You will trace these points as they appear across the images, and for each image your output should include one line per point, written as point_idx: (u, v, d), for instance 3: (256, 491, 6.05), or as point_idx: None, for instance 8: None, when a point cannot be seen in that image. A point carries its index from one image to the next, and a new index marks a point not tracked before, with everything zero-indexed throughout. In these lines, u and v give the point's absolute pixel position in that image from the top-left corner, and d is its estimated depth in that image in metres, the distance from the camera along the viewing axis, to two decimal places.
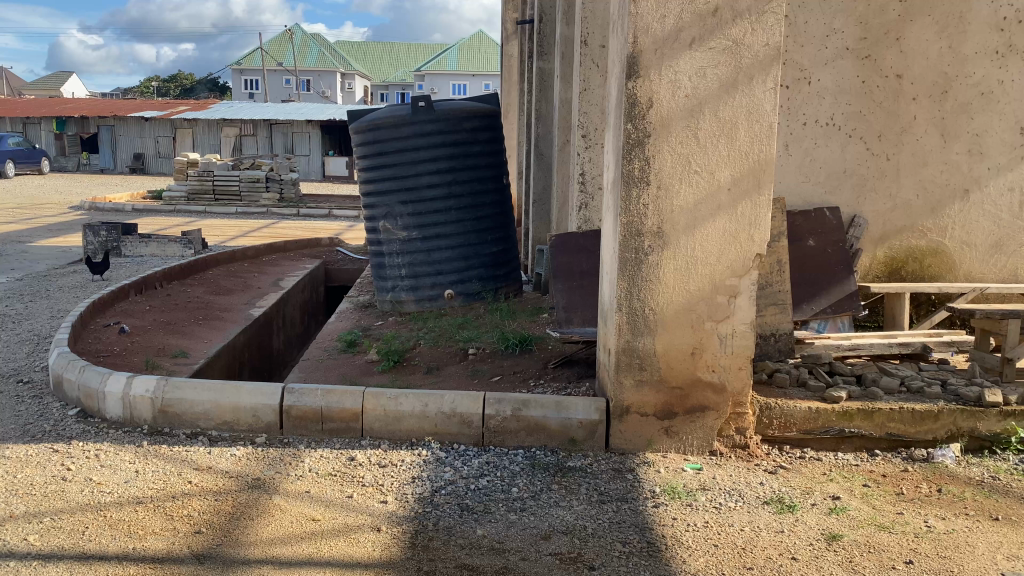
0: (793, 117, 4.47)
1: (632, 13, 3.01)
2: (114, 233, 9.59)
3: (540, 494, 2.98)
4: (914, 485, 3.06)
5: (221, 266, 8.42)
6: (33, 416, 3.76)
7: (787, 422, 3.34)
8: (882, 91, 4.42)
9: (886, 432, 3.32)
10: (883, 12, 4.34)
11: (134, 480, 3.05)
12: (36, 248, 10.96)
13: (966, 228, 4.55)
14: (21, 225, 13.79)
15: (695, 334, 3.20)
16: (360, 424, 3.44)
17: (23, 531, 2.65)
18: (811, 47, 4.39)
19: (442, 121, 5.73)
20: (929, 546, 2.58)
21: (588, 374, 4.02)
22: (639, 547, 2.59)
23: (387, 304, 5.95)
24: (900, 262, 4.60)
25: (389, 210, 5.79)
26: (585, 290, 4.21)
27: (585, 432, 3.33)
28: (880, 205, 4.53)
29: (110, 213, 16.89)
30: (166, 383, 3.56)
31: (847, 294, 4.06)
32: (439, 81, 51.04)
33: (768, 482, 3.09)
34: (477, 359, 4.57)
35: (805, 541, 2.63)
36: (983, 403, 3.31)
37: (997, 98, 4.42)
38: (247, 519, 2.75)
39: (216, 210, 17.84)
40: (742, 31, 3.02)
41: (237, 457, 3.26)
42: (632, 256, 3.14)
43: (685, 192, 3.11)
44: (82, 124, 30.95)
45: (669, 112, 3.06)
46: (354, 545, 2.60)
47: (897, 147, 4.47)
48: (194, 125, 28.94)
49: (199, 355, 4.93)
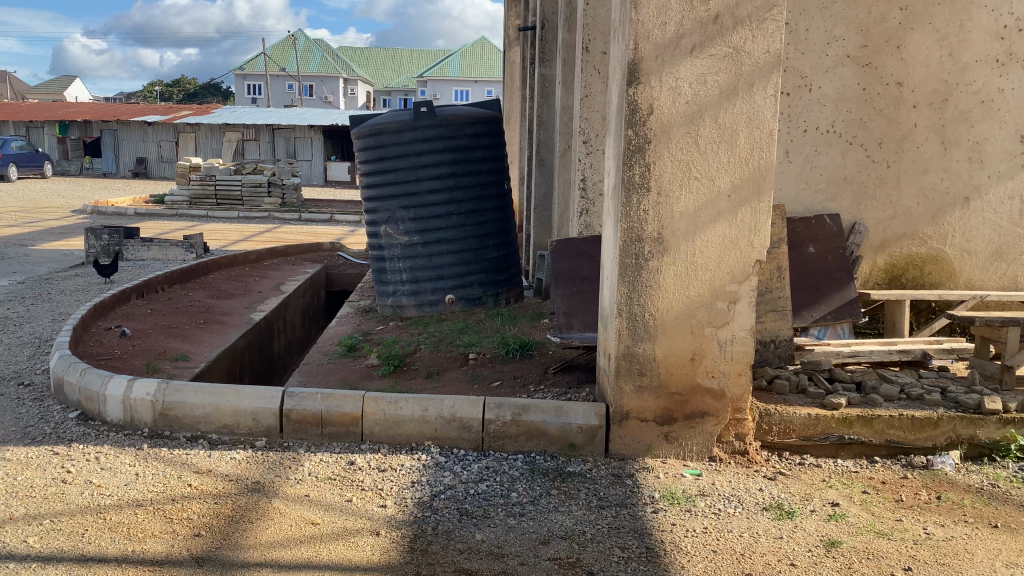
0: (794, 124, 4.48)
1: (633, 20, 3.03)
2: (116, 236, 9.62)
3: (539, 499, 2.98)
4: (913, 492, 3.05)
5: (223, 270, 8.44)
6: (34, 418, 3.78)
7: (787, 428, 3.35)
8: (882, 99, 4.43)
9: (885, 439, 3.32)
10: (884, 20, 4.35)
11: (134, 482, 3.05)
12: (39, 251, 11.02)
13: (966, 236, 4.56)
14: (24, 228, 13.84)
15: (694, 340, 3.21)
16: (360, 429, 3.45)
17: (23, 533, 2.66)
18: (811, 55, 4.41)
19: (444, 127, 5.75)
20: (928, 553, 2.58)
21: (588, 380, 4.03)
22: (638, 552, 2.60)
23: (387, 309, 5.95)
24: (900, 269, 4.60)
25: (390, 215, 5.80)
26: (585, 296, 4.21)
27: (585, 437, 3.34)
28: (880, 212, 4.54)
29: (112, 217, 16.93)
30: (166, 387, 3.57)
31: (847, 302, 4.08)
32: (441, 88, 51.21)
33: (768, 488, 3.09)
34: (477, 364, 4.57)
35: (803, 547, 2.63)
36: (983, 410, 3.30)
37: (997, 106, 4.43)
38: (247, 522, 2.75)
39: (218, 214, 17.91)
40: (743, 38, 3.04)
41: (237, 461, 3.27)
42: (633, 262, 3.14)
43: (685, 198, 3.12)
44: (87, 129, 31.09)
45: (669, 118, 3.07)
46: (353, 549, 2.60)
47: (898, 155, 4.48)
48: (197, 130, 29.04)
49: (200, 359, 4.94)
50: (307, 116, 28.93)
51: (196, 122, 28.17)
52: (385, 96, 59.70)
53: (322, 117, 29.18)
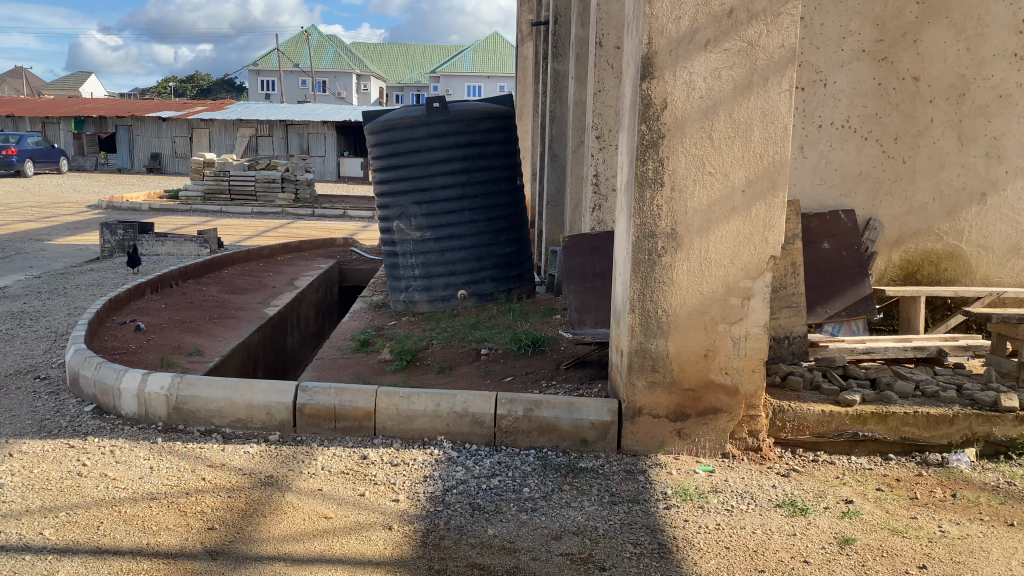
0: (808, 119, 4.45)
1: (648, 14, 3.02)
2: (131, 231, 9.78)
3: (551, 494, 2.98)
4: (928, 489, 3.03)
5: (237, 265, 8.48)
6: (50, 412, 3.81)
7: (800, 425, 3.33)
8: (898, 94, 4.39)
9: (900, 436, 3.30)
10: (900, 14, 4.31)
11: (149, 476, 3.08)
12: (55, 245, 11.12)
13: (983, 232, 4.52)
14: (39, 223, 13.93)
15: (707, 336, 3.19)
16: (373, 423, 3.46)
17: (40, 526, 2.68)
18: (827, 49, 4.37)
19: (456, 122, 5.74)
20: (943, 551, 2.56)
21: (600, 376, 4.03)
22: (650, 549, 2.59)
23: (400, 305, 5.96)
24: (916, 265, 4.56)
25: (403, 210, 5.81)
26: (597, 292, 4.20)
27: (597, 433, 3.33)
28: (896, 207, 4.50)
29: (127, 212, 17.05)
30: (181, 381, 3.59)
31: (862, 298, 4.03)
32: (453, 83, 51.18)
33: (781, 485, 3.07)
34: (489, 359, 4.58)
35: (817, 544, 2.61)
36: (1000, 407, 3.27)
37: (1015, 101, 4.38)
38: (261, 516, 2.77)
39: (232, 209, 18.00)
40: (758, 33, 3.02)
41: (251, 455, 3.29)
42: (646, 258, 3.14)
43: (699, 194, 3.10)
44: (100, 124, 31.26)
45: (683, 113, 3.06)
46: (366, 543, 2.61)
47: (914, 150, 4.44)
48: (210, 126, 29.22)
49: (214, 354, 4.96)
50: (319, 111, 29.00)
51: (211, 118, 28.24)
52: (398, 92, 59.78)
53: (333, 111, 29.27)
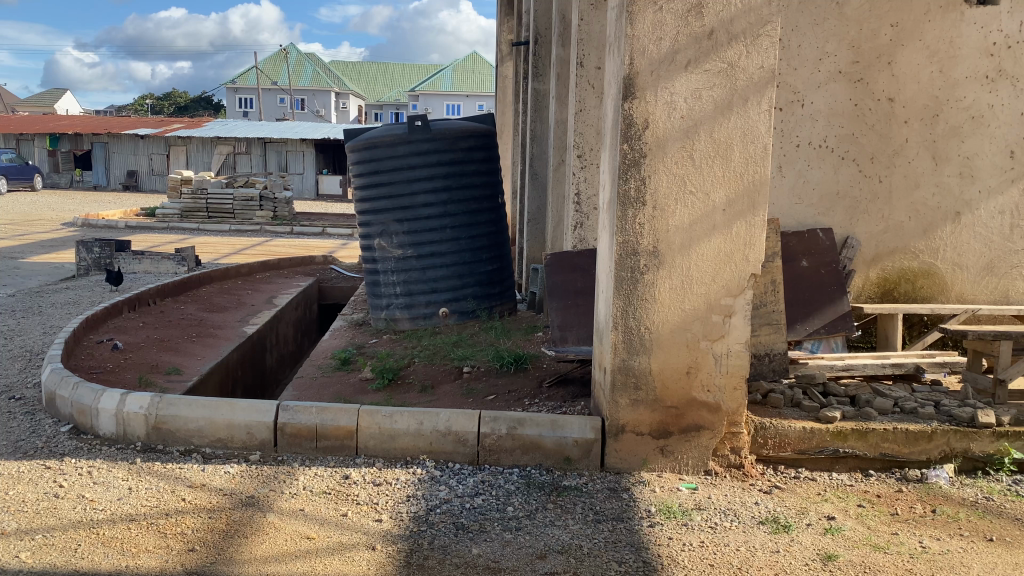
0: (787, 138, 4.52)
1: (630, 34, 3.05)
2: (108, 249, 9.70)
3: (535, 513, 2.97)
4: (908, 505, 3.06)
5: (215, 282, 8.40)
6: (25, 432, 3.74)
7: (782, 442, 3.36)
8: (874, 114, 4.48)
9: (879, 452, 3.33)
10: (875, 36, 4.40)
11: (127, 497, 3.02)
12: (29, 264, 10.97)
13: (957, 250, 4.59)
14: (11, 240, 13.74)
15: (689, 353, 3.21)
16: (355, 442, 3.43)
17: (15, 548, 2.62)
18: (804, 70, 4.45)
19: (438, 140, 5.77)
20: (924, 566, 2.58)
21: (583, 395, 4.04)
22: (635, 567, 2.59)
23: (380, 323, 5.94)
24: (893, 283, 4.63)
25: (384, 227, 5.80)
26: (579, 309, 4.20)
27: (581, 451, 3.32)
28: (873, 226, 4.58)
29: (103, 230, 16.86)
30: (160, 400, 3.54)
31: (841, 316, 4.09)
32: (433, 102, 51.34)
33: (763, 502, 3.08)
34: (471, 377, 4.56)
35: (801, 561, 2.63)
36: (977, 423, 3.31)
37: (987, 122, 4.48)
38: (242, 537, 2.73)
39: (210, 226, 17.86)
40: (737, 54, 3.07)
41: (232, 474, 3.25)
42: (629, 275, 3.16)
43: (680, 212, 3.13)
44: (76, 141, 30.73)
45: (664, 132, 3.10)
46: (348, 564, 2.58)
47: (890, 169, 4.53)
48: (188, 142, 29.07)
49: (193, 372, 4.91)
50: (299, 129, 28.94)
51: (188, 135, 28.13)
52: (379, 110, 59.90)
53: (313, 129, 29.20)
